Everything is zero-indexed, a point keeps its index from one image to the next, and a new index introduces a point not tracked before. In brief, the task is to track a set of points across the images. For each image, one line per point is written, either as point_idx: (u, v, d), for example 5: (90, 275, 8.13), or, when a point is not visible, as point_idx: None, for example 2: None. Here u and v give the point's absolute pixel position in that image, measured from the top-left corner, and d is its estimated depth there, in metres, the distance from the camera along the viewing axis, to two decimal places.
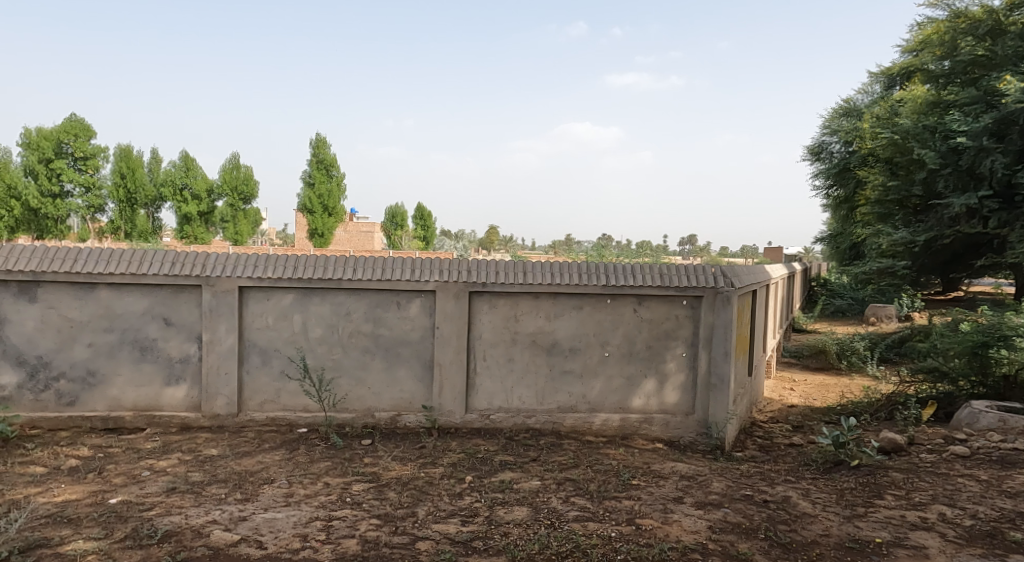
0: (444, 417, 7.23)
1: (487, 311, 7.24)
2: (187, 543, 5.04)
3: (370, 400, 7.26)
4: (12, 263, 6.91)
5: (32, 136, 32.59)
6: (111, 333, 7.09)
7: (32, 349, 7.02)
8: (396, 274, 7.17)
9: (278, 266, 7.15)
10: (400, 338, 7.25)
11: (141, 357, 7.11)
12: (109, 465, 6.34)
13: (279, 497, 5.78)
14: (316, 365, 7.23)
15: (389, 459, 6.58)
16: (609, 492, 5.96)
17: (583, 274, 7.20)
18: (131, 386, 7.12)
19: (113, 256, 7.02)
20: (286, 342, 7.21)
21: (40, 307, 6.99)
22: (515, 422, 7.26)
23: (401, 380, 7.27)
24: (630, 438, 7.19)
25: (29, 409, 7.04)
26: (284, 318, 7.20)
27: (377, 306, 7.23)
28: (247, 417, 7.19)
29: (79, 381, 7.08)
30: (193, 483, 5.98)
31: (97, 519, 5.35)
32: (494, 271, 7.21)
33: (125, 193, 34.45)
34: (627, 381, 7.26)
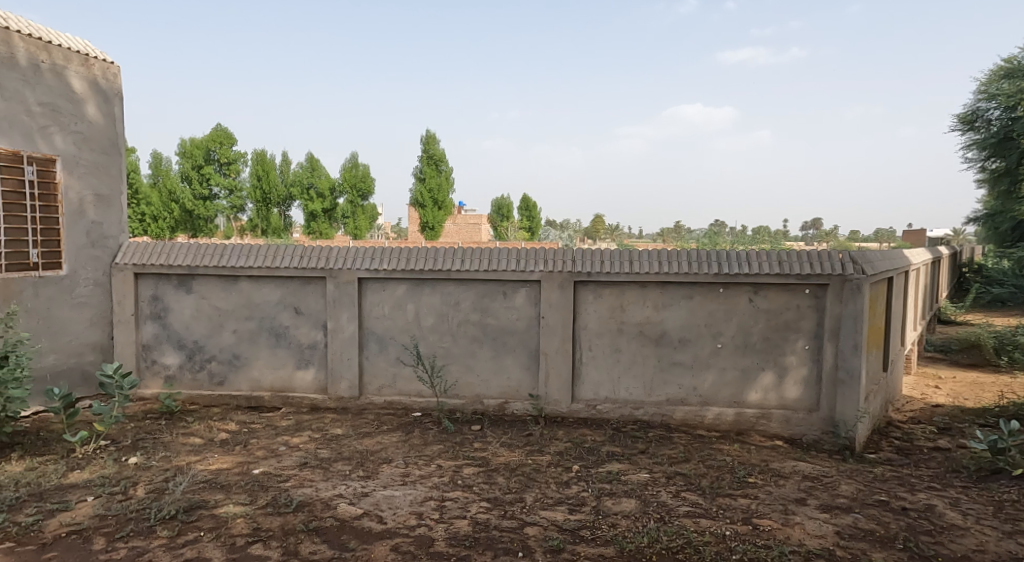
0: (551, 406, 7.03)
1: (592, 301, 6.98)
2: (317, 513, 5.11)
3: (478, 387, 7.17)
4: (172, 258, 7.40)
5: (184, 145, 31.24)
6: (252, 320, 7.43)
7: (189, 335, 7.50)
8: (502, 264, 7.02)
9: (393, 258, 7.19)
10: (506, 327, 7.10)
11: (276, 342, 7.40)
12: (252, 439, 6.62)
13: (397, 476, 5.78)
14: (429, 352, 7.23)
15: (498, 444, 6.45)
16: (723, 489, 5.58)
17: (692, 262, 6.81)
18: (269, 369, 7.44)
19: (252, 251, 7.34)
20: (401, 330, 7.25)
21: (195, 298, 7.45)
22: (623, 412, 6.97)
23: (507, 368, 7.13)
24: (746, 435, 6.76)
25: (189, 387, 7.53)
26: (399, 307, 7.24)
27: (483, 296, 7.12)
28: (367, 400, 7.29)
29: (227, 363, 7.49)
30: (322, 459, 6.11)
31: (244, 486, 5.55)
32: (599, 260, 6.91)
33: (260, 193, 32.72)
34: (743, 373, 6.82)
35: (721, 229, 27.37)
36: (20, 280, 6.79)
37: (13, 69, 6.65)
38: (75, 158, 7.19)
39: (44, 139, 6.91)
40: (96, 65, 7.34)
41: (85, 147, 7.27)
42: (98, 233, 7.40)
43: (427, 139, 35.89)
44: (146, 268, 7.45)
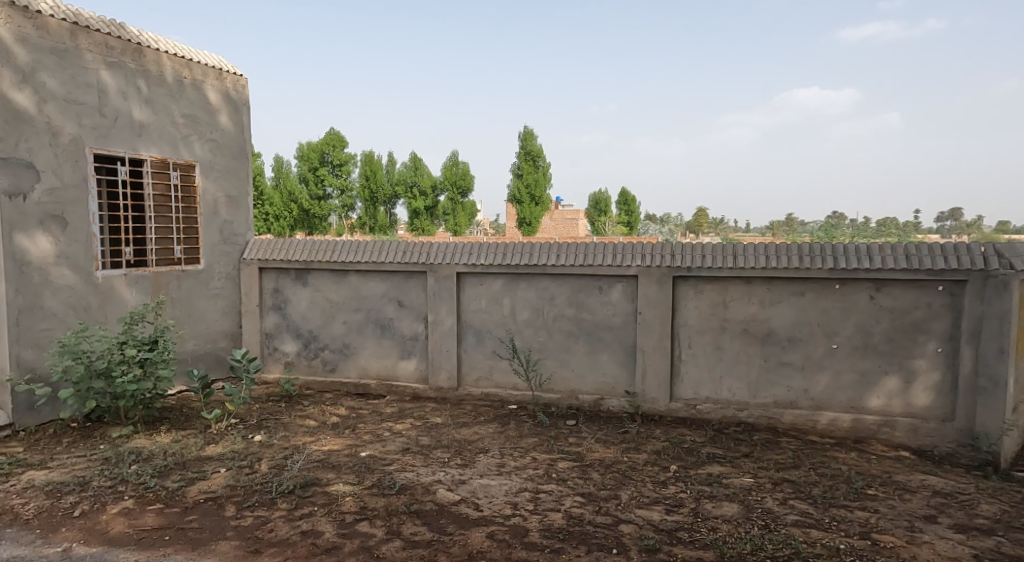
0: (648, 404, 6.67)
1: (693, 297, 6.55)
2: (418, 497, 5.23)
3: (574, 383, 6.93)
4: (289, 253, 7.86)
5: (303, 152, 31.62)
6: (360, 312, 7.68)
7: (305, 325, 7.86)
8: (598, 258, 6.73)
9: (490, 253, 7.12)
10: (602, 322, 6.82)
11: (382, 333, 7.62)
12: (360, 423, 6.87)
13: (492, 466, 5.77)
14: (524, 346, 7.07)
15: (592, 440, 6.16)
16: (837, 499, 5.09)
17: (802, 256, 6.24)
18: (375, 358, 7.67)
19: (360, 246, 7.60)
20: (497, 324, 7.16)
21: (309, 290, 7.79)
22: (725, 414, 6.51)
23: (604, 364, 6.84)
24: (866, 443, 6.14)
25: (304, 373, 7.91)
26: (496, 301, 7.15)
27: (579, 291, 6.86)
28: (466, 392, 7.28)
29: (338, 352, 7.79)
30: (423, 446, 6.22)
31: (352, 467, 5.77)
32: (700, 254, 6.49)
33: (368, 192, 32.26)
34: (862, 377, 6.21)
35: (847, 219, 25.83)
36: (167, 275, 7.46)
37: (161, 85, 7.31)
38: (210, 163, 7.83)
39: (186, 146, 7.56)
40: (228, 79, 8.00)
41: (218, 153, 7.91)
42: (229, 231, 8.00)
43: (529, 135, 35.38)
44: (269, 262, 7.93)
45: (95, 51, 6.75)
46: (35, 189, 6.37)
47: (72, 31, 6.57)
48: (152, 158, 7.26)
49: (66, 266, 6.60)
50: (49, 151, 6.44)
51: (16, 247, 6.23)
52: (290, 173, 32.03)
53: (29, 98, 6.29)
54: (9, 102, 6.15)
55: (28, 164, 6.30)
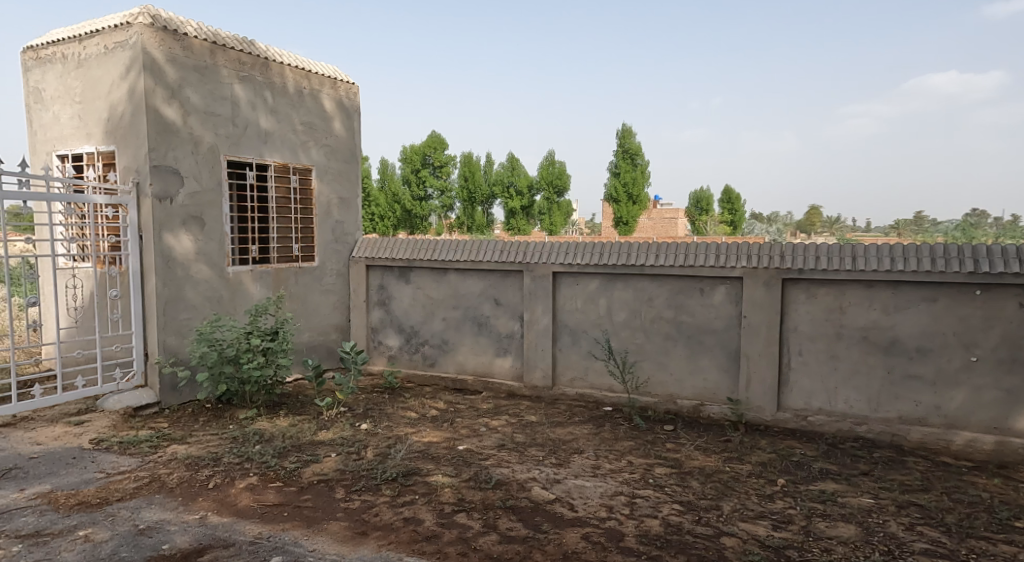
0: (752, 413, 6.02)
1: (804, 301, 5.87)
2: (513, 492, 4.95)
3: (672, 387, 6.35)
4: (394, 251, 7.75)
5: (406, 152, 31.75)
6: (458, 309, 7.44)
7: (407, 320, 7.75)
8: (698, 258, 6.13)
9: (586, 252, 6.64)
10: (703, 326, 6.21)
11: (479, 330, 7.33)
12: (457, 417, 6.64)
13: (587, 467, 5.31)
14: (620, 348, 6.55)
15: (691, 447, 5.58)
16: (977, 529, 4.40)
17: (936, 258, 5.45)
18: (473, 354, 7.39)
19: (459, 245, 7.35)
20: (592, 325, 6.67)
21: (411, 287, 7.69)
22: (840, 427, 5.79)
23: (705, 369, 6.23)
24: (1013, 468, 5.26)
25: (406, 367, 7.79)
26: (591, 302, 6.67)
27: (678, 292, 6.28)
28: (560, 392, 6.83)
29: (437, 347, 7.59)
30: (518, 443, 5.91)
31: (450, 460, 5.61)
32: (813, 255, 5.80)
33: (466, 193, 32.13)
34: (1008, 395, 5.34)
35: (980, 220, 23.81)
36: (286, 271, 7.52)
37: (284, 95, 7.41)
38: (325, 168, 7.87)
39: (305, 152, 7.63)
40: (341, 87, 8.02)
41: (332, 158, 7.95)
42: (340, 231, 8.03)
43: (625, 134, 34.37)
44: (375, 260, 7.89)
45: (230, 66, 6.90)
46: (180, 194, 6.56)
47: (210, 48, 6.74)
48: (276, 164, 7.36)
49: (204, 263, 6.80)
50: (193, 158, 6.63)
51: (164, 248, 6.43)
52: (393, 174, 32.46)
53: (177, 112, 6.49)
54: (160, 116, 6.35)
55: (174, 170, 6.49)
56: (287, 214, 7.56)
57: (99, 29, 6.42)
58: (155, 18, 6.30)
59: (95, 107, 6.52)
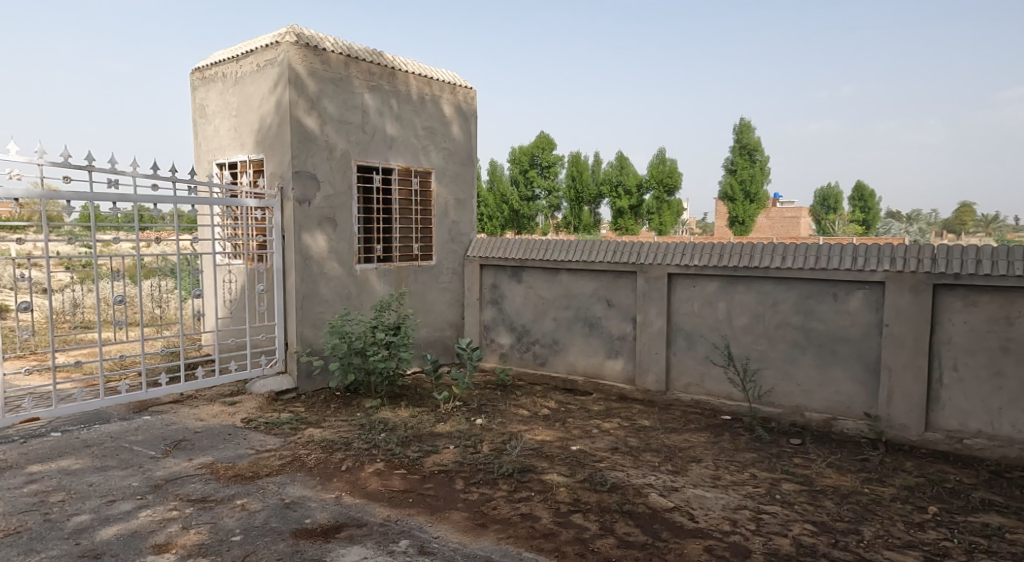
0: (894, 431, 5.83)
1: (961, 309, 5.61)
2: (630, 497, 5.08)
3: (799, 398, 6.28)
4: (507, 251, 8.00)
5: (516, 153, 32.28)
6: (569, 309, 7.60)
7: (519, 318, 7.98)
8: (835, 262, 6.01)
9: (704, 254, 6.66)
10: (836, 334, 6.09)
11: (589, 331, 7.46)
12: (569, 417, 6.80)
13: (706, 477, 5.37)
14: (741, 354, 6.54)
15: (824, 464, 5.51)
16: None
17: None
18: (583, 355, 7.53)
19: (571, 245, 7.51)
20: (710, 329, 6.69)
21: (524, 287, 7.91)
22: (1006, 454, 5.47)
23: (838, 381, 6.11)
24: None
25: (517, 365, 8.02)
26: (709, 305, 6.69)
27: (808, 297, 6.20)
28: (674, 397, 6.89)
29: (548, 347, 7.77)
30: (632, 447, 6.01)
31: (565, 459, 5.78)
32: (972, 258, 5.55)
33: (574, 193, 32.29)
34: None
35: None
36: (407, 268, 7.89)
37: (409, 102, 7.78)
38: (443, 169, 8.20)
39: (426, 156, 7.98)
40: (460, 92, 8.33)
41: (450, 160, 8.27)
42: (456, 231, 8.34)
43: (744, 127, 33.78)
44: (489, 259, 8.17)
45: (361, 77, 7.35)
46: (317, 196, 7.04)
47: (346, 61, 7.20)
48: (399, 168, 7.75)
49: (336, 261, 7.25)
50: (328, 163, 7.10)
51: (302, 247, 6.93)
52: (502, 175, 33.00)
53: (316, 121, 6.98)
54: (301, 125, 6.86)
55: (312, 175, 6.98)
56: (408, 216, 7.95)
57: (254, 49, 7.08)
58: (299, 36, 6.83)
59: (249, 118, 7.22)
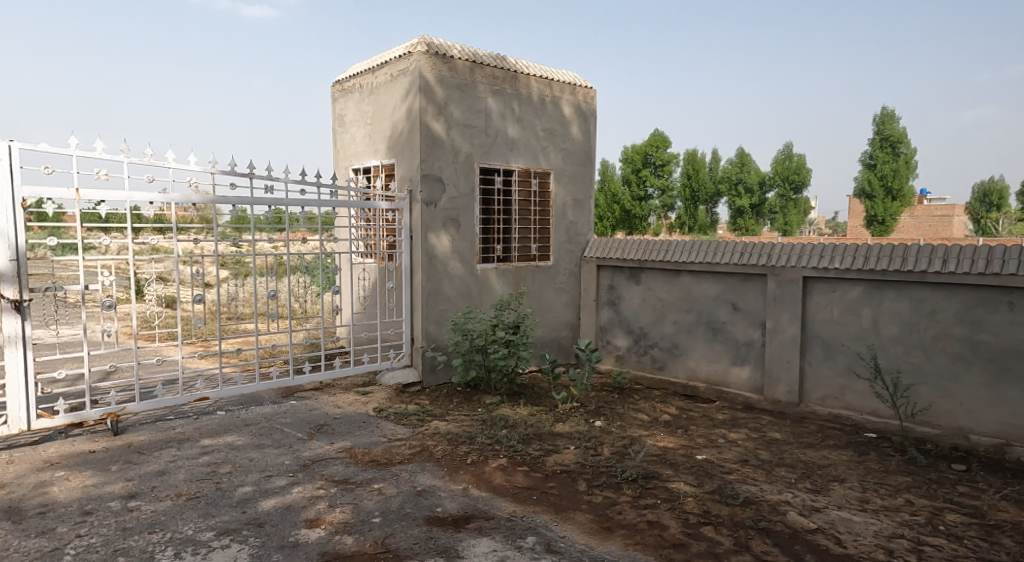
0: None
1: None
2: (766, 514, 4.77)
3: (963, 419, 5.69)
4: (625, 252, 7.71)
5: (627, 153, 31.72)
6: (691, 313, 7.23)
7: (637, 321, 7.67)
8: (1009, 267, 5.41)
9: (846, 256, 6.17)
10: (1011, 348, 5.48)
11: (713, 336, 7.07)
12: (692, 425, 6.45)
13: (853, 499, 4.95)
14: (890, 367, 6.02)
15: (996, 495, 4.96)
16: None
17: None
18: (705, 361, 7.15)
19: (694, 247, 7.16)
20: (853, 338, 6.19)
21: (642, 288, 7.59)
22: None
23: (1012, 403, 5.49)
24: None
25: (635, 368, 7.71)
26: (851, 312, 6.19)
27: (975, 306, 5.61)
28: (809, 409, 6.42)
29: (667, 351, 7.43)
30: (764, 460, 5.61)
31: (690, 468, 5.47)
32: None
33: (688, 190, 30.88)
34: None
35: None
36: (525, 268, 7.75)
37: (529, 104, 7.64)
38: (561, 170, 7.98)
39: (544, 157, 7.79)
40: (579, 92, 8.08)
41: (569, 161, 8.03)
42: (573, 231, 8.10)
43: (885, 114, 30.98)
44: (606, 260, 7.90)
45: (485, 82, 7.27)
46: (442, 199, 7.06)
47: (472, 66, 7.17)
48: (518, 169, 7.61)
49: (458, 261, 7.23)
50: (453, 166, 7.11)
51: (427, 248, 6.98)
52: (614, 174, 32.47)
53: (443, 125, 7.00)
54: (429, 130, 6.91)
55: (437, 178, 7.01)
56: (526, 214, 7.79)
57: (388, 60, 7.24)
58: (430, 46, 6.88)
59: (383, 125, 7.39)
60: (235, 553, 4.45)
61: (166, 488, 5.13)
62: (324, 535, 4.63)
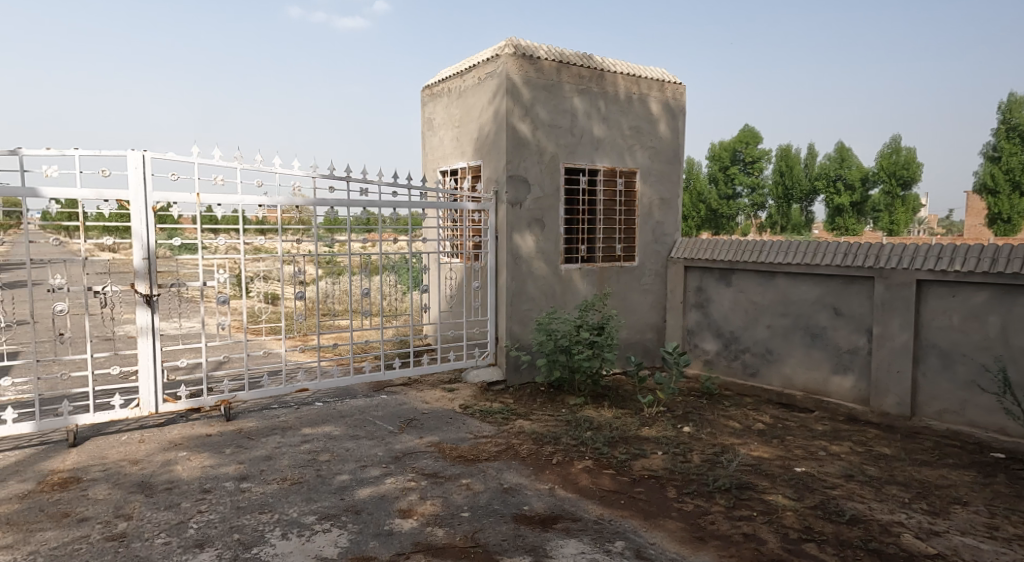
0: None
1: None
2: (876, 535, 4.43)
3: None
4: (716, 252, 7.33)
5: (714, 150, 31.14)
6: (787, 317, 6.82)
7: (727, 324, 7.30)
8: None
9: (968, 258, 5.67)
10: None
11: (812, 342, 6.64)
12: (788, 435, 6.04)
13: (979, 525, 4.53)
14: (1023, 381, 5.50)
15: None
16: None
17: None
18: (803, 368, 6.72)
19: (791, 248, 6.75)
20: (977, 348, 5.68)
21: (734, 291, 7.21)
22: None
23: None
24: None
25: (724, 374, 7.33)
26: (975, 319, 5.69)
27: None
28: (923, 424, 5.93)
29: (760, 357, 7.03)
30: (871, 477, 5.19)
31: (788, 481, 5.12)
32: None
33: (782, 188, 30.47)
34: None
35: None
36: (609, 270, 7.46)
37: (616, 102, 7.35)
38: (648, 169, 7.64)
39: (631, 156, 7.49)
40: (668, 88, 7.71)
41: (656, 159, 7.68)
42: (660, 232, 7.74)
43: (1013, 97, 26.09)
44: (695, 262, 7.55)
45: (571, 82, 7.05)
46: (528, 199, 6.88)
47: (558, 67, 6.95)
48: (604, 169, 7.34)
49: (543, 262, 7.03)
50: (538, 167, 6.91)
51: (512, 249, 6.81)
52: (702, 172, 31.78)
53: (529, 126, 6.83)
54: (515, 131, 6.74)
55: (523, 179, 6.83)
56: (611, 214, 7.51)
57: (475, 64, 7.12)
58: (517, 48, 6.71)
59: (470, 128, 7.27)
60: (335, 538, 4.47)
61: (273, 472, 5.24)
62: (416, 526, 4.60)
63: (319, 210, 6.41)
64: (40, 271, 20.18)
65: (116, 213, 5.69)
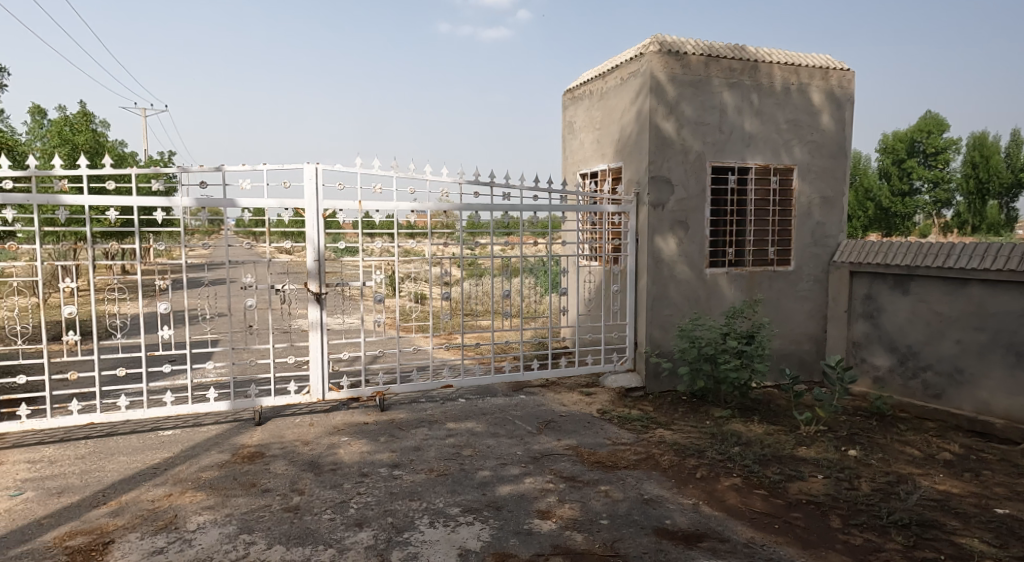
0: None
1: None
2: None
3: None
4: (890, 256, 6.27)
5: (888, 142, 29.09)
6: (983, 331, 5.72)
7: (902, 338, 6.23)
8: None
9: None
10: None
11: (1017, 363, 5.53)
12: (985, 470, 5.00)
13: None
14: None
15: None
16: None
17: None
18: (1004, 392, 5.62)
19: (989, 251, 5.66)
20: None
21: (912, 300, 6.14)
22: None
23: None
24: None
25: (899, 394, 6.27)
26: None
27: None
28: None
29: (947, 377, 5.95)
30: None
31: (987, 523, 4.22)
32: None
33: (974, 183, 26.45)
34: None
35: None
36: (761, 274, 6.59)
37: (771, 95, 6.45)
38: (807, 165, 6.64)
39: (788, 153, 6.54)
40: (834, 75, 6.63)
41: (817, 154, 6.64)
42: (820, 233, 6.71)
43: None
44: (862, 266, 6.50)
45: (721, 76, 6.28)
46: (671, 200, 6.18)
47: (706, 61, 6.22)
48: (756, 166, 6.47)
49: (686, 267, 6.29)
50: (683, 167, 6.19)
51: (652, 255, 6.14)
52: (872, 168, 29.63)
53: (674, 126, 6.14)
54: (659, 131, 6.09)
55: (665, 180, 6.14)
56: (765, 215, 6.61)
57: (618, 64, 6.52)
58: (663, 44, 6.08)
59: (611, 130, 6.64)
60: (478, 530, 4.05)
61: (422, 462, 4.83)
62: (556, 528, 4.08)
63: (464, 214, 5.96)
64: (240, 270, 21.40)
65: (295, 219, 5.48)
